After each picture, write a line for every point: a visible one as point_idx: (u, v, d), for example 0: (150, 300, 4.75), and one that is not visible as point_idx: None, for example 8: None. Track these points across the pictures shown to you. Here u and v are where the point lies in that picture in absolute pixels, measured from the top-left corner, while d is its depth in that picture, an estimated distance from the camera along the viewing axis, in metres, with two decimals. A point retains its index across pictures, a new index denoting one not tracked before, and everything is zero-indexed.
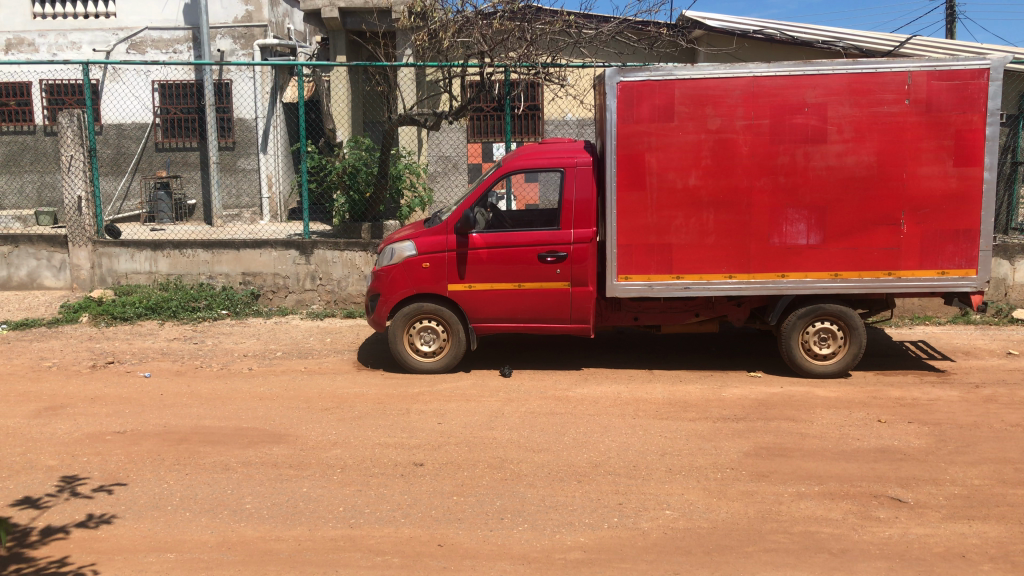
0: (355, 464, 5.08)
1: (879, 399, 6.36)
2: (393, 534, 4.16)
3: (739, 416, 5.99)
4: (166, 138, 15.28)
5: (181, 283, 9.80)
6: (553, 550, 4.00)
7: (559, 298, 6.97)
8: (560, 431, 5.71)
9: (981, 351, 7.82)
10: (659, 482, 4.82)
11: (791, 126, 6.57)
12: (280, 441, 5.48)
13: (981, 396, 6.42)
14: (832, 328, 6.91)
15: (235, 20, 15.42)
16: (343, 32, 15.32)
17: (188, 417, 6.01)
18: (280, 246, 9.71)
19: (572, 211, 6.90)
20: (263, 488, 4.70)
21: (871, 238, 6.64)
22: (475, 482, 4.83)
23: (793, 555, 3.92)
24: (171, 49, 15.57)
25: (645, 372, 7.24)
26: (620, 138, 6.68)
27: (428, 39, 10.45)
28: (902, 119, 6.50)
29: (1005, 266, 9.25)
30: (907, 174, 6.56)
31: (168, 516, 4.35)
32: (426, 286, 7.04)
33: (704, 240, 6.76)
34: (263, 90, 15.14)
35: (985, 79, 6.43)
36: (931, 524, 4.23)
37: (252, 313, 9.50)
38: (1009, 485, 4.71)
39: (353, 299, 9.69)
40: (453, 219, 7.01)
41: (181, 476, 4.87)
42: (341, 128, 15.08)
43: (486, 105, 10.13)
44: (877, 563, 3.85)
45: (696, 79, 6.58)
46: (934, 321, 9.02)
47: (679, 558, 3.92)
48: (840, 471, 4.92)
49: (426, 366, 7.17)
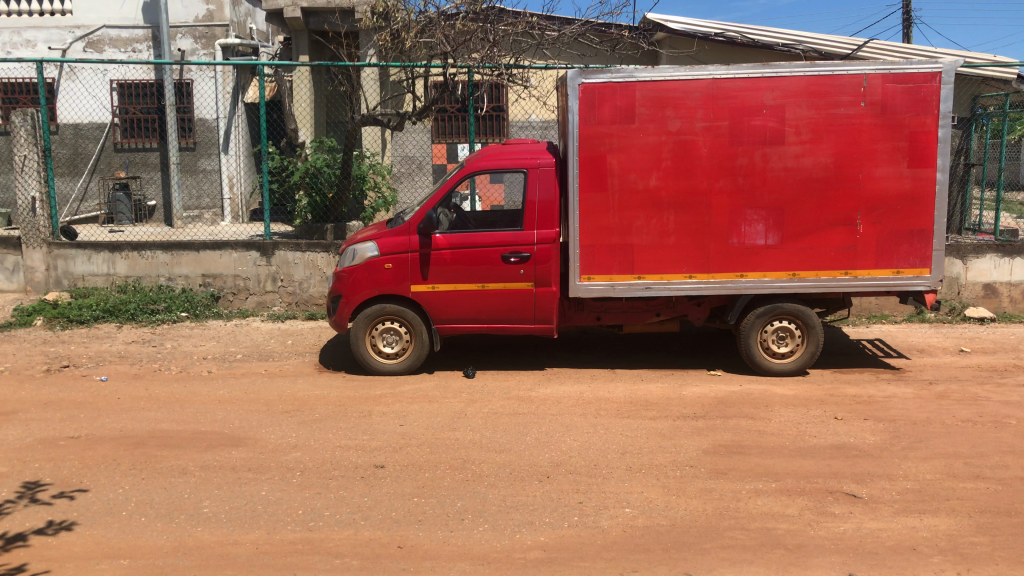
0: (315, 467, 5.05)
1: (836, 396, 6.47)
2: (352, 536, 4.14)
3: (698, 414, 6.05)
4: (125, 138, 15.03)
5: (139, 285, 9.65)
6: (513, 550, 4.01)
7: (522, 298, 6.98)
8: (522, 431, 5.72)
9: (935, 349, 7.97)
10: (618, 480, 4.86)
11: (750, 128, 6.66)
12: (239, 445, 5.43)
13: (934, 393, 6.55)
14: (789, 328, 7.01)
15: (196, 19, 15.27)
16: (306, 32, 15.22)
17: (145, 421, 5.93)
18: (241, 248, 9.61)
19: (535, 211, 6.92)
20: (221, 492, 4.66)
21: (828, 238, 6.75)
22: (437, 483, 4.83)
23: (751, 551, 3.97)
24: (130, 48, 15.34)
25: (607, 372, 7.28)
26: (583, 140, 6.72)
27: (391, 39, 10.31)
28: (858, 121, 6.61)
29: (958, 266, 9.42)
30: (864, 175, 6.68)
31: (122, 521, 4.29)
32: (388, 288, 7.01)
33: (665, 241, 6.82)
34: (225, 90, 15.05)
35: (938, 82, 6.57)
36: (884, 519, 4.31)
37: (212, 315, 9.39)
38: (959, 479, 4.81)
39: (315, 301, 9.62)
40: (416, 219, 6.99)
41: (136, 481, 4.81)
42: (304, 128, 14.95)
43: (449, 106, 10.09)
44: (831, 557, 3.91)
45: (656, 80, 6.63)
46: (890, 319, 9.18)
47: (637, 555, 3.95)
48: (796, 468, 4.99)
49: (388, 368, 7.15)
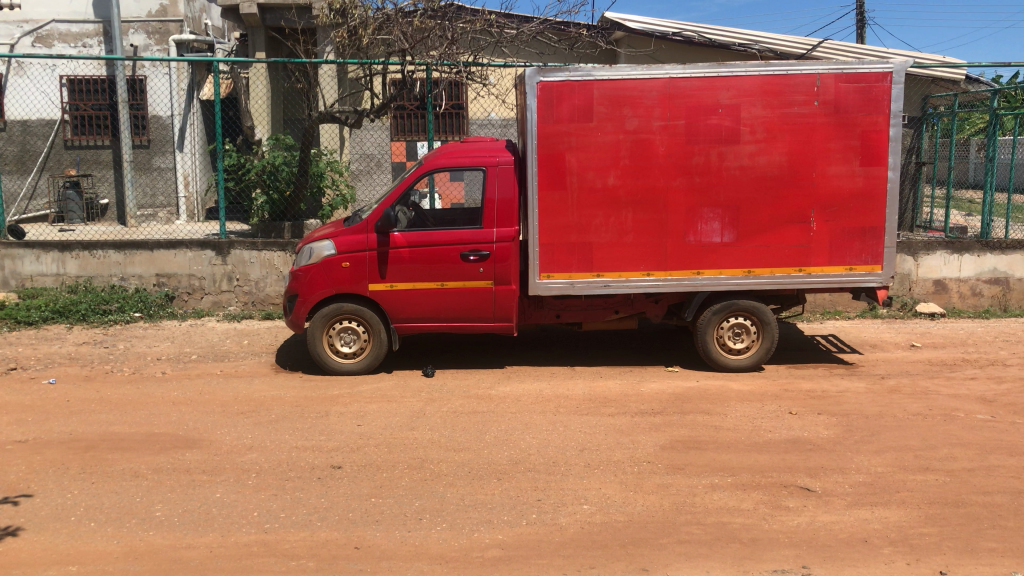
0: (271, 469, 4.99)
1: (791, 391, 6.56)
2: (308, 538, 4.10)
3: (656, 411, 6.09)
4: (76, 135, 14.72)
5: (91, 285, 9.45)
6: (471, 548, 4.00)
7: (481, 297, 6.97)
8: (481, 430, 5.71)
9: (887, 344, 8.13)
10: (576, 477, 4.88)
11: (706, 127, 6.72)
12: (193, 447, 5.34)
13: (886, 387, 6.68)
14: (745, 324, 7.09)
15: (149, 14, 14.99)
16: (262, 29, 15.02)
17: (96, 423, 5.81)
18: (196, 247, 9.47)
19: (494, 210, 6.91)
20: (174, 495, 4.58)
21: (783, 235, 6.84)
22: (394, 483, 4.80)
23: (706, 545, 4.01)
24: (81, 43, 15.03)
25: (566, 369, 7.31)
26: (541, 138, 6.72)
27: (348, 36, 10.20)
28: (811, 120, 6.71)
29: (909, 262, 9.60)
30: (817, 173, 6.78)
31: (71, 526, 4.20)
32: (345, 287, 6.96)
33: (624, 239, 6.85)
34: (179, 87, 14.82)
35: (889, 82, 6.69)
36: (837, 512, 4.38)
37: (167, 315, 9.24)
38: (910, 471, 4.91)
39: (271, 300, 9.53)
40: (373, 217, 6.94)
41: (86, 485, 4.71)
42: (261, 126, 14.76)
43: (408, 104, 10.03)
44: (784, 550, 3.97)
45: (614, 79, 6.66)
46: (843, 315, 9.34)
47: (594, 552, 3.96)
48: (751, 463, 5.05)
49: (346, 368, 7.10)
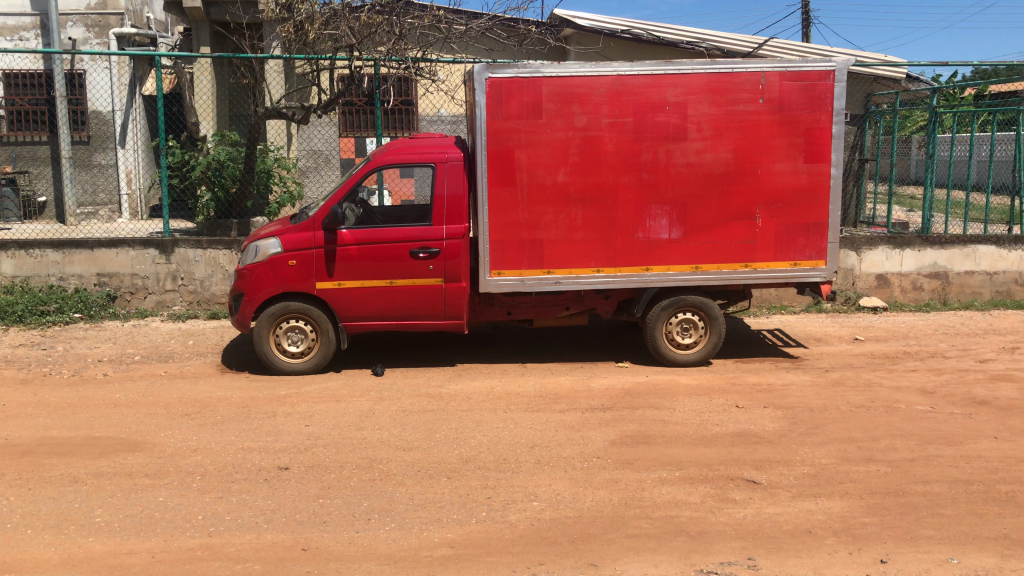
0: (216, 471, 4.89)
1: (738, 385, 6.65)
2: (254, 540, 4.04)
3: (606, 406, 6.13)
4: (12, 131, 14.30)
5: (28, 286, 9.17)
6: (420, 548, 3.97)
7: (431, 294, 6.94)
8: (431, 428, 5.68)
9: (831, 338, 8.29)
10: (526, 474, 4.88)
11: (654, 124, 6.77)
12: (134, 450, 5.22)
13: (830, 380, 6.81)
14: (693, 319, 7.17)
15: (88, 7, 14.62)
16: (206, 23, 14.75)
17: (33, 428, 5.64)
18: (138, 245, 9.26)
19: (444, 206, 6.88)
20: (115, 500, 4.47)
21: (729, 231, 6.93)
22: (342, 483, 4.75)
23: (655, 539, 4.05)
24: (16, 36, 14.59)
25: (517, 366, 7.30)
26: (490, 135, 6.69)
27: (294, 31, 10.05)
28: (756, 118, 6.81)
29: (852, 257, 9.77)
30: (762, 170, 6.88)
31: (5, 535, 4.07)
32: (292, 286, 6.87)
33: (573, 235, 6.88)
34: (120, 81, 14.48)
35: (831, 80, 6.81)
36: (782, 503, 4.45)
37: (108, 316, 9.02)
38: (852, 462, 5.01)
39: (217, 300, 9.37)
40: (320, 215, 6.86)
41: (22, 492, 4.56)
42: (206, 121, 14.49)
43: (357, 99, 9.92)
44: (731, 543, 4.02)
45: (562, 77, 6.67)
46: (789, 310, 9.50)
47: (543, 548, 3.97)
48: (699, 457, 5.11)
49: (294, 368, 7.00)
